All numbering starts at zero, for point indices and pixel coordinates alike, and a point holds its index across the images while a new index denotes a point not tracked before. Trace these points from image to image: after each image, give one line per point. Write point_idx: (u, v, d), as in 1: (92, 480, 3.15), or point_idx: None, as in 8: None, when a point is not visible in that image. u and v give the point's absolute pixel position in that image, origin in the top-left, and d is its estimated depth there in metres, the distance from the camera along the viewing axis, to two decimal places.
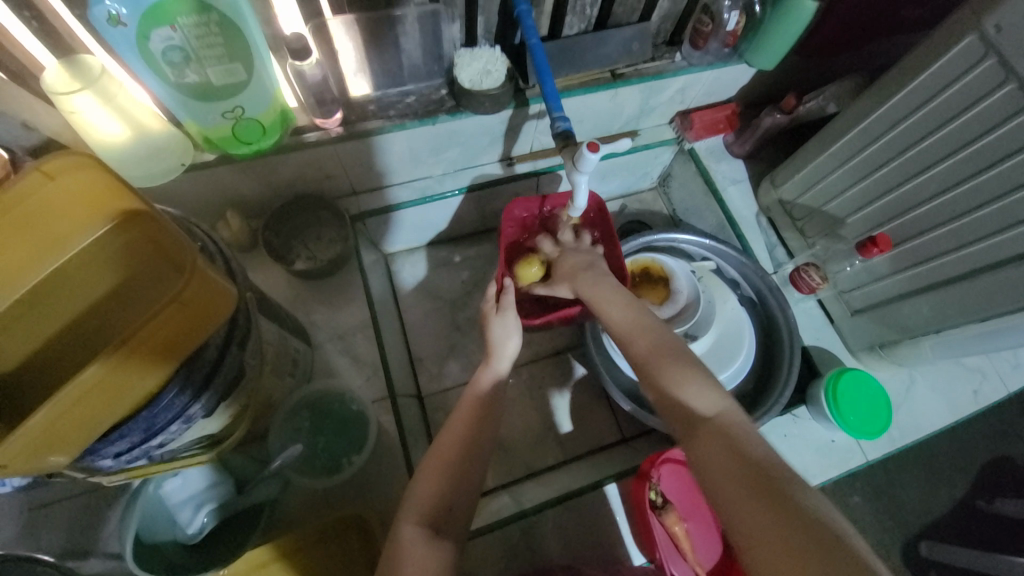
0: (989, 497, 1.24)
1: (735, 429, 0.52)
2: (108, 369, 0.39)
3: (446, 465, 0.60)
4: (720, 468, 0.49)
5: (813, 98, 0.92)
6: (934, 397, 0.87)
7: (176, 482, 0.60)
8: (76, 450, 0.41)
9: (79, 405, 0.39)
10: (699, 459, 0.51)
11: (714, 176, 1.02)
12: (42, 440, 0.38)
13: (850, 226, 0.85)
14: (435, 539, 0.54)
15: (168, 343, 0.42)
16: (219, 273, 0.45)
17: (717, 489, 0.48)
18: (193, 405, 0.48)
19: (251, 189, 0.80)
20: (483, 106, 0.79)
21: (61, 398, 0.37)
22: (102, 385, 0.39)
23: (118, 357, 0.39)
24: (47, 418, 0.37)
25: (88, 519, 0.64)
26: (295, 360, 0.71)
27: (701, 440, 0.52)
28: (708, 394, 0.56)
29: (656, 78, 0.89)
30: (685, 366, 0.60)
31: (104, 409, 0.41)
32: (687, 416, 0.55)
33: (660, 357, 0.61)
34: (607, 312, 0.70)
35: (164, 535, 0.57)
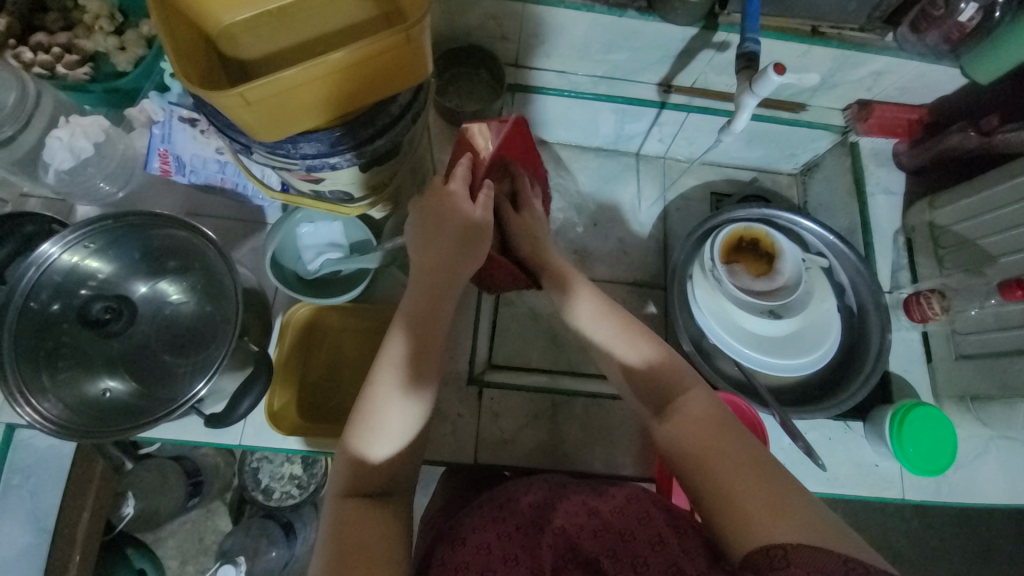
0: None
1: (715, 407, 0.57)
2: (349, 59, 0.46)
3: (379, 406, 0.53)
4: (710, 453, 0.53)
5: (1022, 128, 0.82)
6: (1004, 475, 0.81)
7: (308, 229, 0.70)
8: (287, 122, 0.50)
9: (292, 91, 0.46)
10: (684, 434, 0.55)
11: (867, 180, 0.96)
12: (254, 107, 0.46)
13: (998, 265, 0.80)
14: (374, 505, 0.51)
15: (366, 75, 0.49)
16: (426, 37, 0.49)
17: (714, 480, 0.51)
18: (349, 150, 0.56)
19: (437, 23, 0.87)
20: (674, 12, 0.79)
21: (281, 76, 0.44)
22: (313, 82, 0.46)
23: (335, 64, 0.46)
24: (264, 88, 0.45)
25: (227, 234, 0.78)
26: (423, 178, 0.79)
27: (680, 419, 0.56)
28: (672, 366, 0.60)
29: (858, 48, 0.84)
30: (644, 342, 0.62)
31: (302, 104, 0.49)
32: (657, 397, 0.59)
33: (622, 336, 0.62)
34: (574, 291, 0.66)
35: (289, 265, 0.70)
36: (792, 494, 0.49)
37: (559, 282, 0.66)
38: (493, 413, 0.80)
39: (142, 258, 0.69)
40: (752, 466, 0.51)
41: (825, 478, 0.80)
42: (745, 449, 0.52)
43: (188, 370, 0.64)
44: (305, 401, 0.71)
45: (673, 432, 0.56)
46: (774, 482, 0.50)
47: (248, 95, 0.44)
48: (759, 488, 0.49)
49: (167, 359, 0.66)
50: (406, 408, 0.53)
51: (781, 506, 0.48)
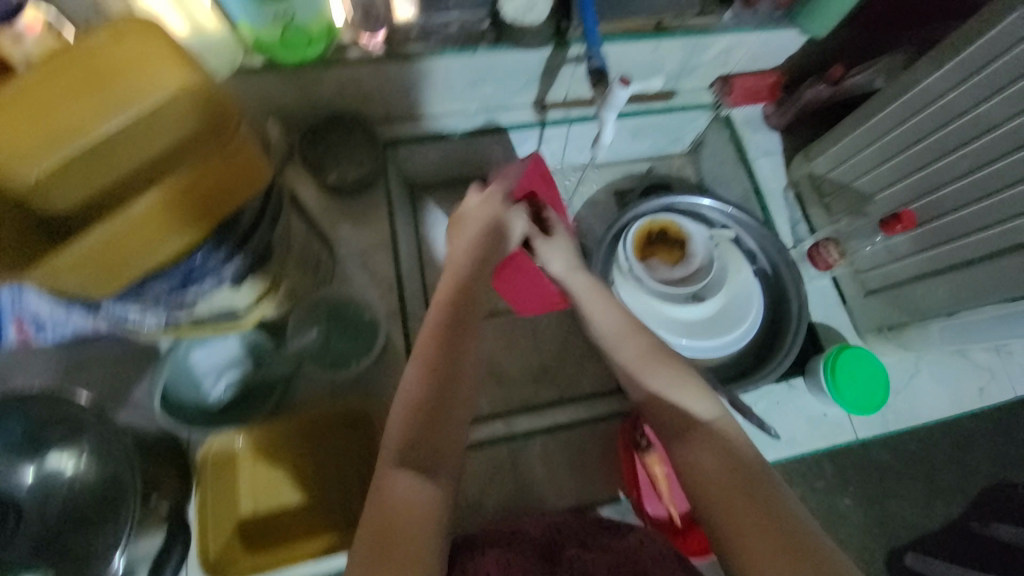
0: (984, 520, 1.31)
1: (730, 439, 0.59)
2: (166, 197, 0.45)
3: (419, 401, 0.59)
4: (718, 482, 0.55)
5: (862, 71, 0.88)
6: (937, 388, 0.87)
7: (203, 353, 0.68)
8: (125, 275, 0.47)
9: (129, 235, 0.44)
10: (700, 463, 0.57)
11: (747, 146, 1.01)
12: (92, 263, 0.44)
13: (876, 204, 0.84)
14: (417, 478, 0.55)
15: (203, 202, 0.47)
16: (249, 148, 0.49)
17: (721, 507, 0.54)
18: (205, 278, 0.53)
19: (293, 101, 0.83)
20: (522, 40, 0.81)
21: (112, 223, 0.43)
22: (152, 221, 0.45)
23: (169, 195, 0.45)
24: (100, 240, 0.43)
25: (116, 383, 0.70)
26: (317, 263, 0.76)
27: (698, 445, 0.59)
28: (698, 400, 0.63)
29: (700, 34, 0.88)
30: (676, 369, 0.66)
31: (147, 247, 0.46)
32: (681, 415, 0.62)
33: (647, 362, 0.67)
34: (593, 309, 0.73)
35: (189, 398, 0.66)
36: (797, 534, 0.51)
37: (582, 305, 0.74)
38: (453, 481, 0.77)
39: (24, 437, 0.61)
40: (755, 491, 0.54)
41: (783, 442, 0.83)
42: (746, 474, 0.56)
43: (102, 546, 0.56)
44: (247, 531, 0.66)
45: (691, 457, 0.58)
46: (776, 506, 0.53)
47: (61, 264, 0.42)
48: (777, 539, 0.51)
49: (79, 543, 0.59)
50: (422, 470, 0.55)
51: (782, 546, 0.50)
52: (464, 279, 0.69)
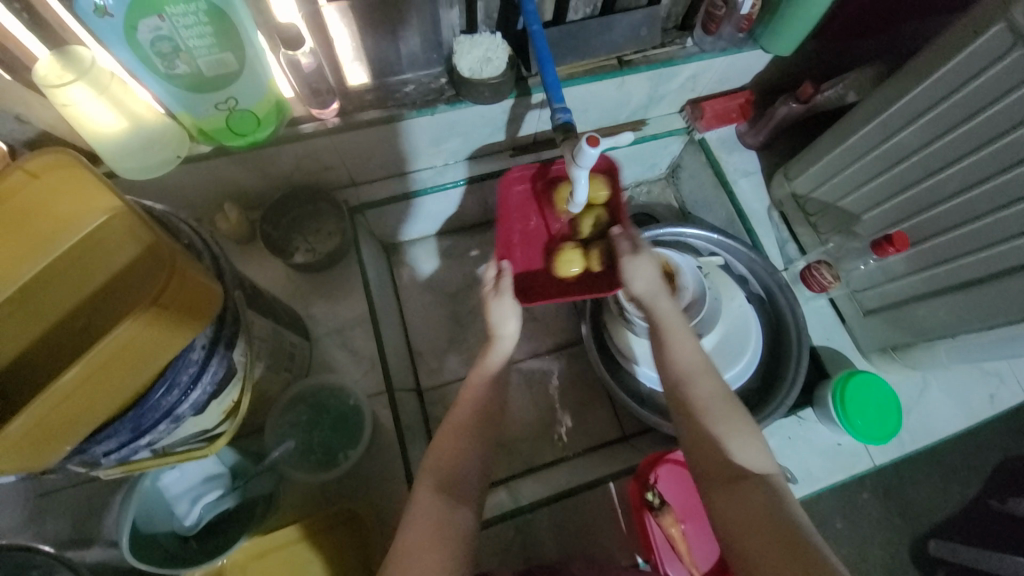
0: (1003, 495, 1.22)
1: (783, 503, 0.51)
2: (128, 336, 0.39)
3: (463, 431, 0.61)
4: (750, 529, 0.50)
5: (832, 87, 0.86)
6: (950, 401, 0.85)
7: (174, 475, 0.62)
8: (70, 442, 0.41)
9: (72, 396, 0.39)
10: (738, 520, 0.51)
11: (725, 168, 0.97)
12: (29, 439, 0.38)
13: (865, 223, 0.81)
14: (453, 506, 0.55)
15: (142, 353, 0.41)
16: (194, 284, 0.43)
17: (748, 553, 0.49)
18: (155, 427, 0.47)
19: (249, 182, 0.79)
20: (483, 96, 0.76)
21: (52, 390, 0.37)
22: (99, 375, 0.40)
23: (116, 346, 0.39)
24: (41, 409, 0.37)
25: (88, 509, 0.69)
26: (292, 354, 0.72)
27: (740, 494, 0.52)
28: (759, 456, 0.56)
29: (665, 65, 0.84)
30: (738, 422, 0.58)
31: (97, 399, 0.41)
32: (726, 467, 0.55)
33: (716, 403, 0.59)
34: (675, 340, 0.65)
35: (162, 527, 0.60)
36: None
37: (659, 331, 0.67)
38: None
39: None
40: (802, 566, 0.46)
41: (801, 480, 0.80)
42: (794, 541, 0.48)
43: None
44: None
45: (728, 511, 0.52)
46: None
47: None
48: None
49: None
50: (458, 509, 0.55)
51: None
52: (493, 355, 0.69)
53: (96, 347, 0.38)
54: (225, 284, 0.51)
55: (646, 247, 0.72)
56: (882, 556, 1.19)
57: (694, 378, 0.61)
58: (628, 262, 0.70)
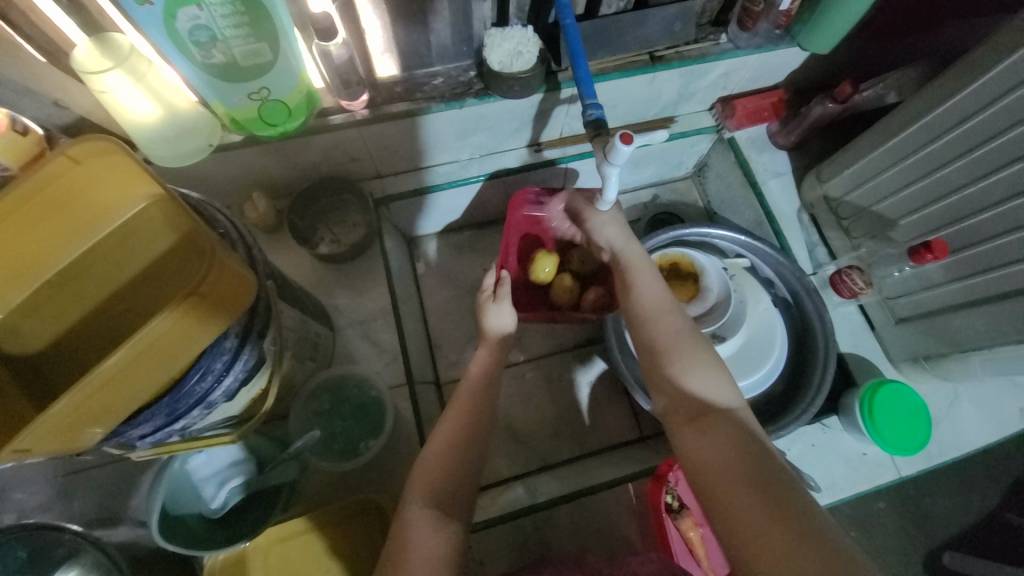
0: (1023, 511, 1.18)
1: (743, 427, 0.53)
2: (163, 327, 0.40)
3: (453, 445, 0.62)
4: (715, 460, 0.51)
5: (872, 86, 0.83)
6: (981, 414, 0.82)
7: (201, 459, 0.64)
8: (106, 425, 0.42)
9: (114, 380, 0.40)
10: (705, 454, 0.52)
11: (754, 168, 0.95)
12: (69, 421, 0.39)
13: (900, 229, 0.79)
14: (439, 525, 0.55)
15: (179, 341, 0.42)
16: (230, 274, 0.43)
17: (713, 484, 0.50)
18: (189, 412, 0.48)
19: (277, 171, 0.80)
20: (512, 90, 0.75)
21: (98, 375, 0.38)
22: (140, 361, 0.40)
23: (156, 333, 0.40)
24: (81, 396, 0.38)
25: (118, 487, 0.71)
26: (316, 345, 0.73)
27: (705, 430, 0.54)
28: (721, 388, 0.57)
29: (697, 61, 0.82)
30: (702, 358, 0.60)
31: (136, 384, 0.42)
32: (693, 403, 0.57)
33: (679, 342, 0.62)
34: (640, 282, 0.68)
35: (190, 508, 0.61)
36: (793, 508, 0.46)
37: (626, 275, 0.70)
38: (477, 560, 0.73)
39: (32, 557, 0.57)
40: (767, 485, 0.48)
41: (824, 489, 0.79)
42: (755, 465, 0.49)
43: None
44: None
45: (694, 447, 0.54)
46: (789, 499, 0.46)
47: (29, 441, 0.37)
48: (762, 513, 0.46)
49: None
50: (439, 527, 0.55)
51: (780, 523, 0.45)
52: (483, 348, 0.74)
53: (138, 333, 0.39)
54: (257, 275, 0.52)
55: (611, 211, 0.75)
56: (897, 565, 1.17)
57: (660, 319, 0.64)
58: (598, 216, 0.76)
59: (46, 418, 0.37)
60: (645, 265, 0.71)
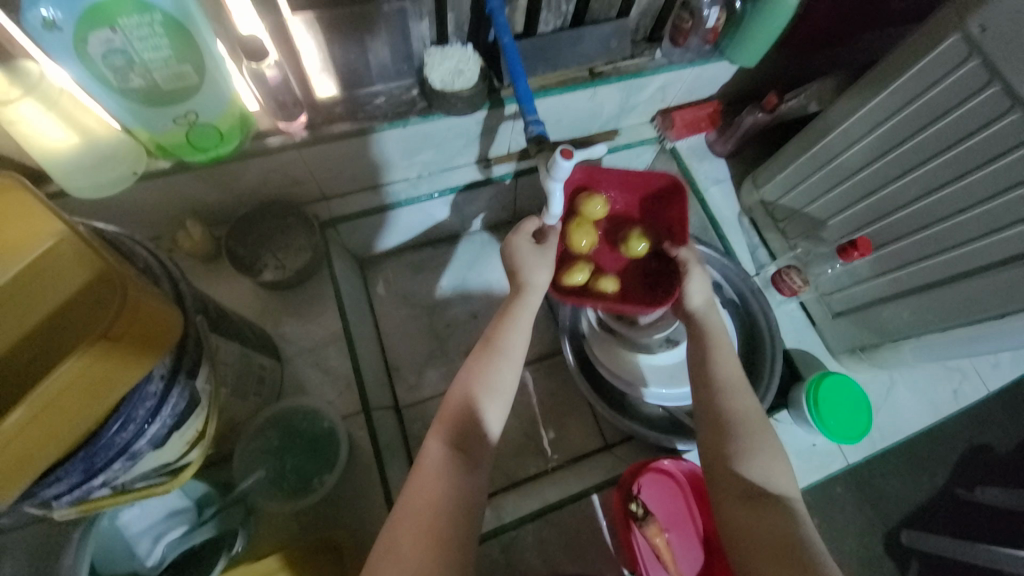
0: (969, 484, 1.28)
1: (801, 522, 0.53)
2: (71, 376, 0.37)
3: None
4: (761, 545, 0.51)
5: (795, 96, 0.89)
6: (915, 397, 0.88)
7: (134, 512, 0.59)
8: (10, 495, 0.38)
9: (17, 441, 0.36)
10: (754, 534, 0.53)
11: (695, 176, 0.99)
12: None
13: (830, 228, 0.84)
14: (464, 463, 0.57)
15: (95, 389, 0.39)
16: (145, 312, 0.41)
17: (754, 566, 0.50)
18: (109, 466, 0.44)
19: (213, 198, 0.76)
20: (455, 107, 0.75)
21: None
22: (46, 416, 0.37)
23: (64, 383, 0.36)
24: None
25: (40, 553, 0.64)
26: (261, 378, 0.69)
27: (756, 513, 0.54)
28: (781, 477, 0.57)
29: (636, 76, 0.85)
30: (767, 442, 0.59)
31: (47, 443, 0.38)
32: (748, 483, 0.57)
33: (751, 422, 0.61)
34: (716, 358, 0.66)
35: (122, 569, 0.56)
36: None
37: (702, 345, 0.68)
38: None
39: None
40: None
41: None
42: (807, 557, 0.49)
43: None
44: None
45: (747, 524, 0.54)
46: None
47: None
48: None
49: None
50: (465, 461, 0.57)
51: None
52: (496, 364, 0.63)
53: (42, 385, 0.36)
54: (184, 309, 0.49)
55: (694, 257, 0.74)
56: (860, 549, 1.22)
57: (730, 392, 0.63)
58: (690, 276, 0.72)
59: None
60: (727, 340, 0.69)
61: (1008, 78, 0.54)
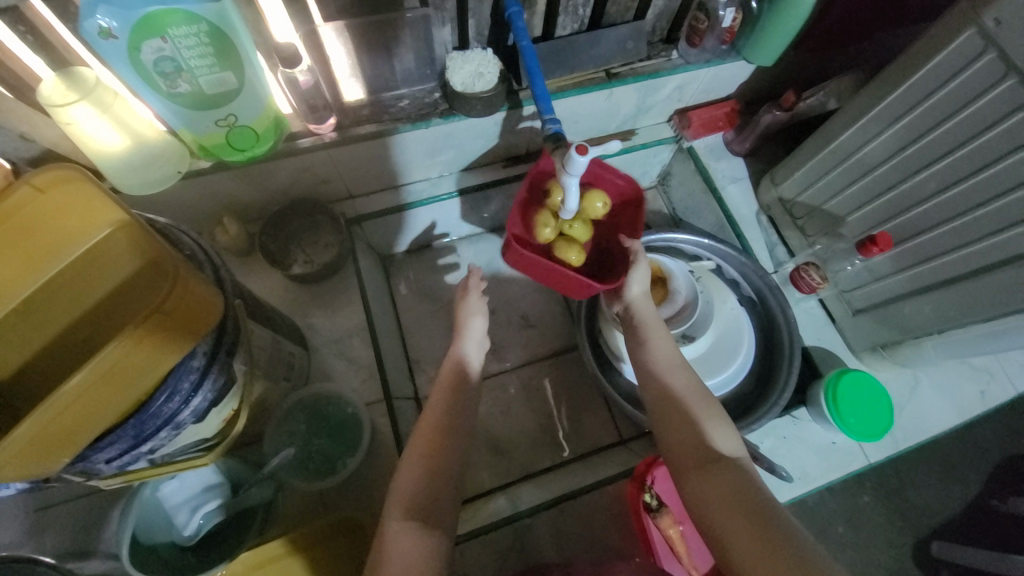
0: (1003, 495, 1.21)
1: (752, 478, 0.54)
2: (126, 347, 0.40)
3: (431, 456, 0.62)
4: (716, 502, 0.52)
5: (814, 94, 0.89)
6: (939, 397, 0.86)
7: (173, 485, 0.63)
8: (68, 455, 0.42)
9: (76, 404, 0.40)
10: (706, 498, 0.53)
11: (713, 175, 0.99)
12: (33, 447, 0.39)
13: (850, 225, 0.83)
14: (428, 531, 0.55)
15: (144, 361, 0.43)
16: (194, 293, 0.44)
17: (716, 524, 0.51)
18: (158, 434, 0.48)
19: (248, 196, 0.81)
20: (475, 108, 0.78)
21: (61, 396, 0.38)
22: (103, 383, 0.41)
23: (118, 354, 0.40)
24: (47, 417, 0.38)
25: (89, 522, 0.69)
26: (290, 364, 0.73)
27: (709, 474, 0.55)
28: (730, 441, 0.59)
29: (651, 76, 0.86)
30: (714, 412, 0.61)
31: (99, 409, 0.42)
32: (700, 450, 0.57)
33: (694, 396, 0.63)
34: (653, 340, 0.70)
35: (162, 536, 0.60)
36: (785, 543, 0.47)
37: (640, 330, 0.72)
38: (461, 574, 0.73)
39: None
40: (767, 529, 0.48)
41: (797, 479, 0.82)
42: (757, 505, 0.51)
43: None
44: None
45: (700, 490, 0.54)
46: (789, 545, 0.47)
47: None
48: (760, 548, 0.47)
49: None
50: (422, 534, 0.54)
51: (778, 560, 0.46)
52: (463, 343, 0.75)
53: (101, 354, 0.40)
54: (225, 293, 0.53)
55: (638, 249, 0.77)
56: (887, 558, 1.19)
57: (670, 373, 0.66)
58: (633, 268, 0.75)
59: (6, 443, 0.37)
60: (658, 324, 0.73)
61: None
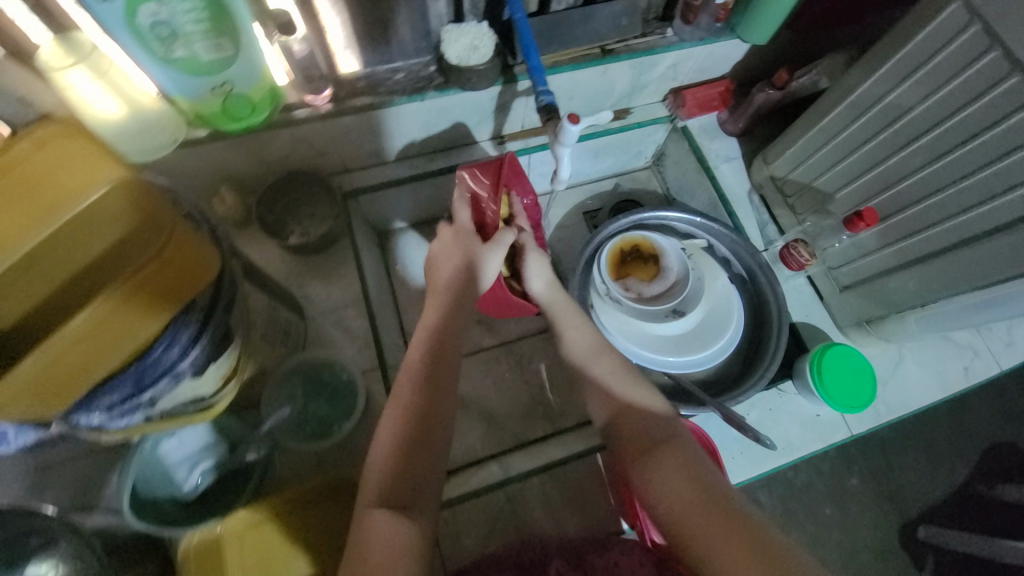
0: (991, 482, 1.25)
1: (686, 449, 0.61)
2: (123, 292, 0.42)
3: (422, 417, 0.62)
4: (664, 480, 0.59)
5: (805, 73, 0.90)
6: (921, 373, 0.88)
7: (173, 442, 0.65)
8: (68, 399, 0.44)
9: (78, 346, 0.41)
10: (653, 478, 0.60)
11: (706, 154, 1.00)
12: (38, 384, 0.41)
13: (838, 202, 0.85)
14: (400, 517, 0.55)
15: (142, 310, 0.44)
16: (190, 244, 0.46)
17: (666, 498, 0.58)
18: (159, 381, 0.50)
19: (244, 165, 0.82)
20: (470, 82, 0.78)
21: (64, 335, 0.40)
22: (107, 327, 0.42)
23: (116, 298, 0.42)
24: (47, 356, 0.40)
25: (90, 481, 0.71)
26: (286, 331, 0.75)
27: (652, 457, 0.61)
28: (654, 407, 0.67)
29: (646, 53, 0.87)
30: (641, 389, 0.69)
31: (101, 353, 0.43)
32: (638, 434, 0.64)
33: (617, 378, 0.70)
34: (568, 332, 0.76)
35: (162, 490, 0.63)
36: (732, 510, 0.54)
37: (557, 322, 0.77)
38: (452, 537, 0.75)
39: None
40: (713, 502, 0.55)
41: (781, 449, 0.84)
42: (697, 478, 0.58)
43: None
44: None
45: (650, 476, 0.60)
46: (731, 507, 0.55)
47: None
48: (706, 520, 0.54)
49: None
50: (393, 529, 0.54)
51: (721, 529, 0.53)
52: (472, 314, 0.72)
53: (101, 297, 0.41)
54: (220, 251, 0.54)
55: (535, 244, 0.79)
56: (873, 538, 1.21)
57: (590, 358, 0.73)
58: (527, 262, 0.78)
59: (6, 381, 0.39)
60: (572, 310, 0.78)
61: (1008, 42, 0.55)
